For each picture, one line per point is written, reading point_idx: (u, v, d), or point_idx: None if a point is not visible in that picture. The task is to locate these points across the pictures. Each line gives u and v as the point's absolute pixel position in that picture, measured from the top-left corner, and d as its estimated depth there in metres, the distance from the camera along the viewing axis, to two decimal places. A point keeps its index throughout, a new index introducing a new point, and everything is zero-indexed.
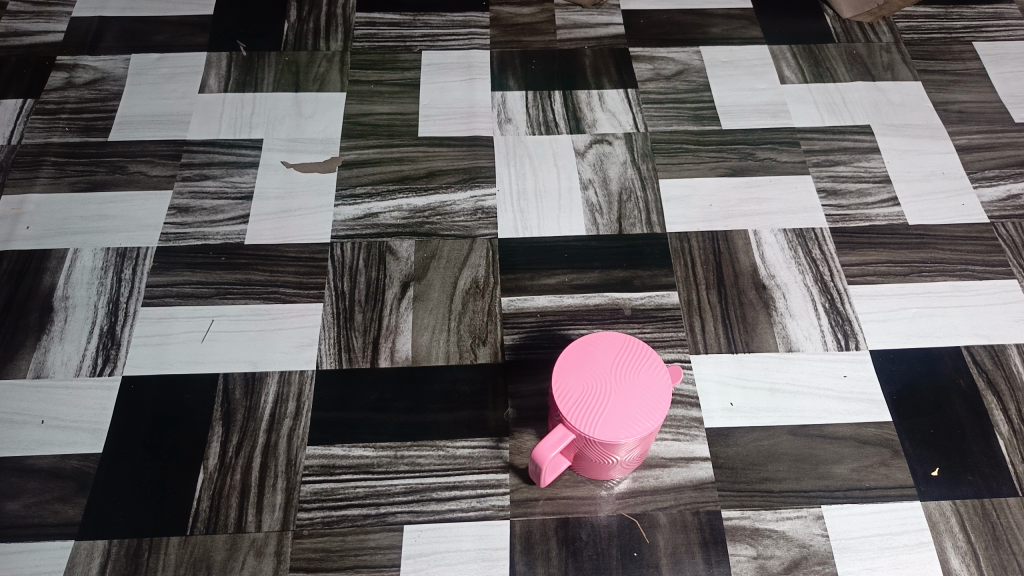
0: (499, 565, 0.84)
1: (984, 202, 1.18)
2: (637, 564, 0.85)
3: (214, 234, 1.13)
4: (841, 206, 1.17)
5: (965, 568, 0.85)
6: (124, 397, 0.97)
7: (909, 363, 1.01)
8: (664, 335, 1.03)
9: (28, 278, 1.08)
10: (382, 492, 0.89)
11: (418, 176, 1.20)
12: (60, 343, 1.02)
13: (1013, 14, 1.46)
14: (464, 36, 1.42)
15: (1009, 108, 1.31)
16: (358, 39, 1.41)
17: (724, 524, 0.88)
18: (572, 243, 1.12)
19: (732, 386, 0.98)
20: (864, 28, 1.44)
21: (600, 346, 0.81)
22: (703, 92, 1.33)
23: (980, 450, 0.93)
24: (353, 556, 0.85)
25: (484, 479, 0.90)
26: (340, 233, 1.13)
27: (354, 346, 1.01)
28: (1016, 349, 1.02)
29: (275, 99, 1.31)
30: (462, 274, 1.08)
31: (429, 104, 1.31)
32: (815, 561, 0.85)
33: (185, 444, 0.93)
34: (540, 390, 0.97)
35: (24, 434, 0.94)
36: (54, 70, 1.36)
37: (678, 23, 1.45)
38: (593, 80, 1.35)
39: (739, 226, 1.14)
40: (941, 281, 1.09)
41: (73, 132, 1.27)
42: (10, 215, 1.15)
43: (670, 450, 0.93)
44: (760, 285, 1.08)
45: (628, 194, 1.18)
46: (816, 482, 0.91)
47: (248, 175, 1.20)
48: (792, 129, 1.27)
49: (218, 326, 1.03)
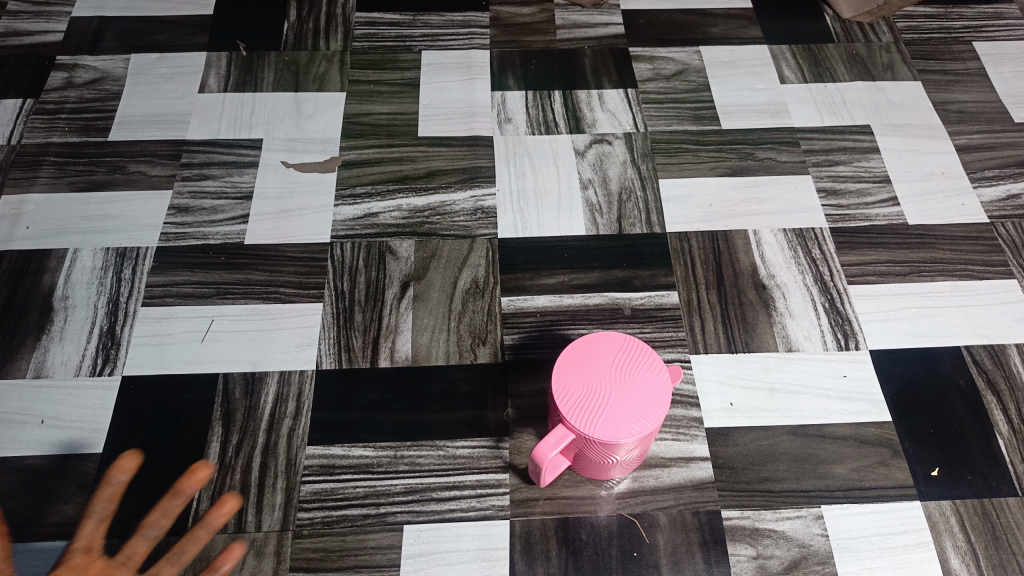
0: (499, 565, 0.85)
1: (984, 202, 1.18)
2: (637, 565, 0.85)
3: (214, 234, 1.13)
4: (841, 206, 1.17)
5: (964, 568, 0.85)
6: (124, 397, 0.97)
7: (908, 363, 1.01)
8: (664, 335, 1.03)
9: (28, 278, 1.08)
10: (382, 492, 0.89)
11: (418, 176, 1.20)
12: (60, 343, 1.02)
13: (1013, 14, 1.46)
14: (464, 36, 1.42)
15: (1009, 108, 1.31)
16: (357, 39, 1.41)
17: (723, 524, 0.88)
18: (572, 243, 1.12)
19: (732, 386, 0.98)
20: (864, 28, 1.44)
21: (599, 346, 0.81)
22: (703, 92, 1.33)
23: (980, 449, 0.93)
24: (352, 556, 0.85)
25: (484, 479, 0.90)
26: (340, 233, 1.13)
27: (354, 346, 1.01)
28: (1016, 349, 1.02)
29: (274, 99, 1.31)
30: (462, 274, 1.08)
31: (430, 104, 1.31)
32: (815, 561, 0.85)
33: (185, 444, 0.93)
34: (540, 390, 0.97)
35: (24, 434, 0.94)
36: (54, 70, 1.36)
37: (677, 23, 1.45)
38: (593, 80, 1.35)
39: (739, 226, 1.14)
40: (941, 281, 1.09)
41: (73, 132, 1.26)
42: (9, 215, 1.15)
43: (670, 450, 0.93)
44: (760, 285, 1.08)
45: (628, 194, 1.18)
46: (816, 481, 0.91)
47: (248, 175, 1.20)
48: (792, 129, 1.27)
49: (218, 326, 1.03)
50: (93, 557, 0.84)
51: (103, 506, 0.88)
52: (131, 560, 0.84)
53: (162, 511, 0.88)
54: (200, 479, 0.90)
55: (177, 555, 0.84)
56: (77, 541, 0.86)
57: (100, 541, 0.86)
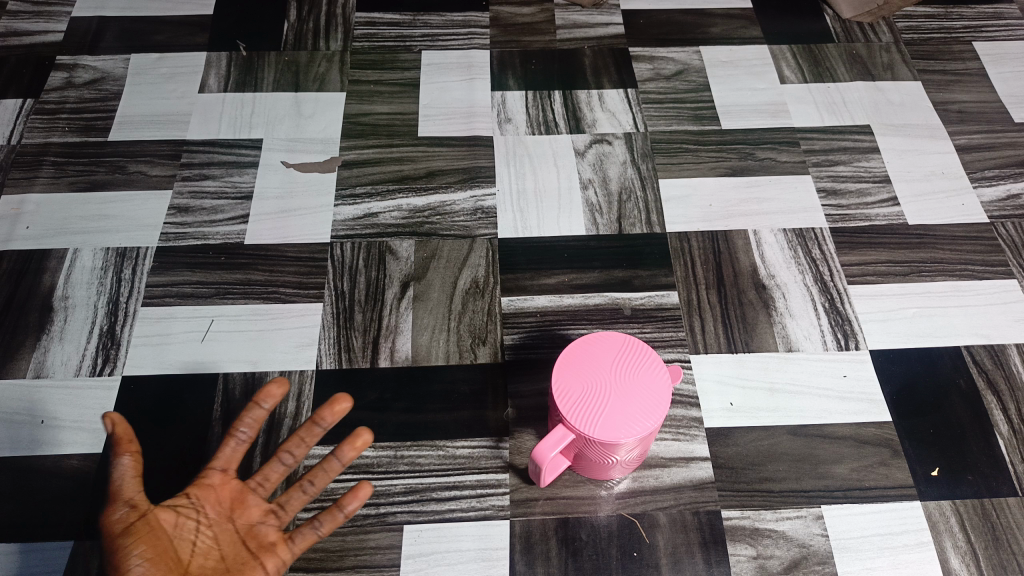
0: (499, 565, 0.85)
1: (984, 202, 1.18)
2: (637, 564, 0.85)
3: (214, 234, 1.13)
4: (841, 206, 1.17)
5: (964, 568, 0.85)
6: (124, 397, 0.97)
7: (908, 363, 1.01)
8: (664, 335, 1.03)
9: (28, 278, 1.08)
10: (382, 492, 0.89)
11: (418, 176, 1.20)
12: (60, 343, 1.02)
13: (1013, 14, 1.46)
14: (464, 36, 1.42)
15: (1009, 108, 1.31)
16: (358, 39, 1.41)
17: (723, 524, 0.88)
18: (572, 243, 1.12)
19: (732, 386, 0.98)
20: (864, 28, 1.44)
21: (599, 346, 0.81)
22: (703, 92, 1.33)
23: (980, 449, 0.93)
24: (352, 556, 0.85)
25: (484, 479, 0.90)
26: (340, 233, 1.13)
27: (354, 346, 1.01)
28: (1016, 349, 1.02)
29: (275, 99, 1.31)
30: (462, 274, 1.08)
31: (430, 104, 1.31)
32: (814, 561, 0.85)
33: (186, 444, 0.93)
34: (540, 389, 0.97)
35: (24, 434, 0.94)
36: (54, 70, 1.36)
37: (677, 23, 1.45)
38: (593, 79, 1.35)
39: (739, 226, 1.14)
40: (941, 281, 1.09)
41: (73, 132, 1.26)
42: (9, 215, 1.15)
43: (670, 450, 0.93)
44: (760, 285, 1.08)
45: (628, 194, 1.18)
46: (816, 481, 0.91)
47: (248, 175, 1.20)
48: (792, 129, 1.27)
49: (218, 326, 1.03)
50: (229, 481, 0.70)
51: (245, 428, 0.69)
52: (262, 486, 0.70)
53: (299, 440, 0.70)
54: (340, 412, 0.69)
55: (308, 487, 0.69)
56: (213, 459, 0.69)
57: (239, 463, 0.70)
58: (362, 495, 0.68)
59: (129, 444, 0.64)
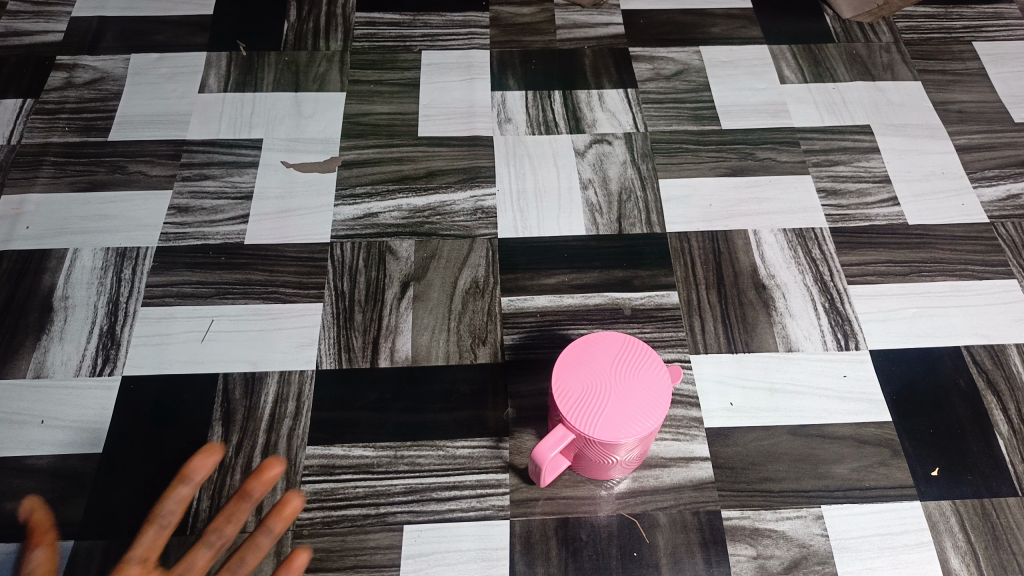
0: (499, 565, 0.85)
1: (984, 202, 1.18)
2: (637, 565, 0.85)
3: (214, 234, 1.13)
4: (841, 206, 1.17)
5: (964, 568, 0.85)
6: (124, 397, 0.97)
7: (908, 363, 1.01)
8: (664, 335, 1.03)
9: (28, 278, 1.08)
10: (382, 492, 0.89)
11: (418, 176, 1.20)
12: (60, 343, 1.02)
13: (1013, 14, 1.46)
14: (464, 36, 1.42)
15: (1009, 108, 1.31)
16: (358, 39, 1.41)
17: (723, 524, 0.88)
18: (571, 243, 1.12)
19: (732, 386, 0.98)
20: (864, 28, 1.44)
21: (599, 346, 0.81)
22: (703, 92, 1.33)
23: (980, 449, 0.93)
24: (352, 556, 0.85)
25: (484, 479, 0.90)
26: (340, 233, 1.13)
27: (354, 346, 1.01)
28: (1016, 349, 1.02)
29: (275, 99, 1.31)
30: (462, 274, 1.08)
31: (430, 104, 1.31)
32: (815, 561, 0.85)
33: (186, 444, 0.93)
34: (540, 390, 0.97)
35: (24, 434, 0.94)
36: (55, 70, 1.36)
37: (677, 24, 1.45)
38: (593, 80, 1.35)
39: (739, 226, 1.14)
40: (941, 281, 1.09)
41: (73, 132, 1.26)
42: (9, 215, 1.15)
43: (670, 450, 0.93)
44: (760, 285, 1.08)
45: (628, 194, 1.18)
46: (816, 481, 0.91)
47: (248, 174, 1.20)
48: (792, 129, 1.27)
49: (218, 326, 1.03)
50: (148, 570, 0.69)
51: (169, 510, 0.75)
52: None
53: (226, 518, 0.74)
54: (269, 479, 0.75)
55: (238, 566, 0.72)
56: (133, 549, 0.71)
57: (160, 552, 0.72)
58: (287, 516, 0.75)
59: (42, 536, 0.76)
